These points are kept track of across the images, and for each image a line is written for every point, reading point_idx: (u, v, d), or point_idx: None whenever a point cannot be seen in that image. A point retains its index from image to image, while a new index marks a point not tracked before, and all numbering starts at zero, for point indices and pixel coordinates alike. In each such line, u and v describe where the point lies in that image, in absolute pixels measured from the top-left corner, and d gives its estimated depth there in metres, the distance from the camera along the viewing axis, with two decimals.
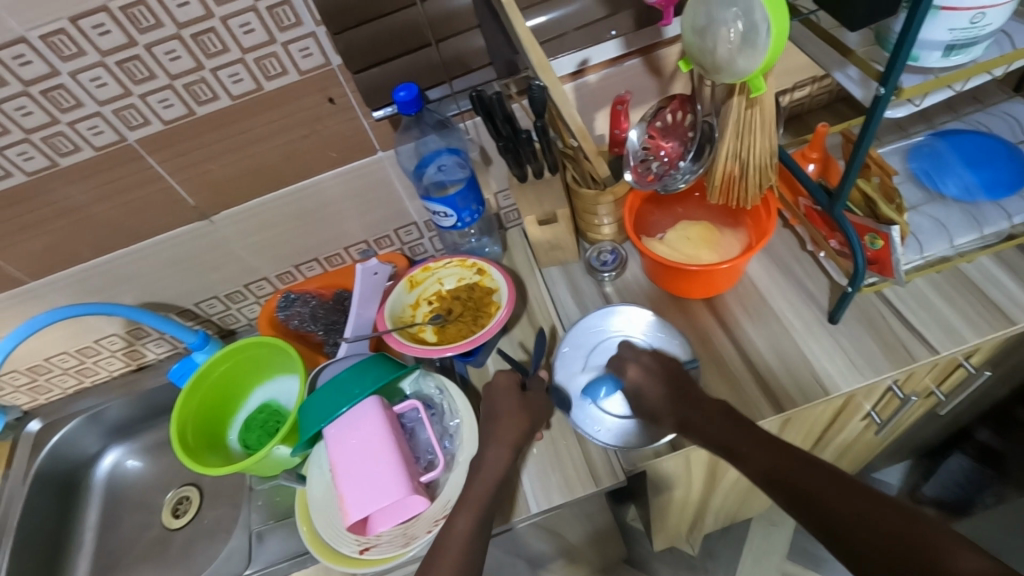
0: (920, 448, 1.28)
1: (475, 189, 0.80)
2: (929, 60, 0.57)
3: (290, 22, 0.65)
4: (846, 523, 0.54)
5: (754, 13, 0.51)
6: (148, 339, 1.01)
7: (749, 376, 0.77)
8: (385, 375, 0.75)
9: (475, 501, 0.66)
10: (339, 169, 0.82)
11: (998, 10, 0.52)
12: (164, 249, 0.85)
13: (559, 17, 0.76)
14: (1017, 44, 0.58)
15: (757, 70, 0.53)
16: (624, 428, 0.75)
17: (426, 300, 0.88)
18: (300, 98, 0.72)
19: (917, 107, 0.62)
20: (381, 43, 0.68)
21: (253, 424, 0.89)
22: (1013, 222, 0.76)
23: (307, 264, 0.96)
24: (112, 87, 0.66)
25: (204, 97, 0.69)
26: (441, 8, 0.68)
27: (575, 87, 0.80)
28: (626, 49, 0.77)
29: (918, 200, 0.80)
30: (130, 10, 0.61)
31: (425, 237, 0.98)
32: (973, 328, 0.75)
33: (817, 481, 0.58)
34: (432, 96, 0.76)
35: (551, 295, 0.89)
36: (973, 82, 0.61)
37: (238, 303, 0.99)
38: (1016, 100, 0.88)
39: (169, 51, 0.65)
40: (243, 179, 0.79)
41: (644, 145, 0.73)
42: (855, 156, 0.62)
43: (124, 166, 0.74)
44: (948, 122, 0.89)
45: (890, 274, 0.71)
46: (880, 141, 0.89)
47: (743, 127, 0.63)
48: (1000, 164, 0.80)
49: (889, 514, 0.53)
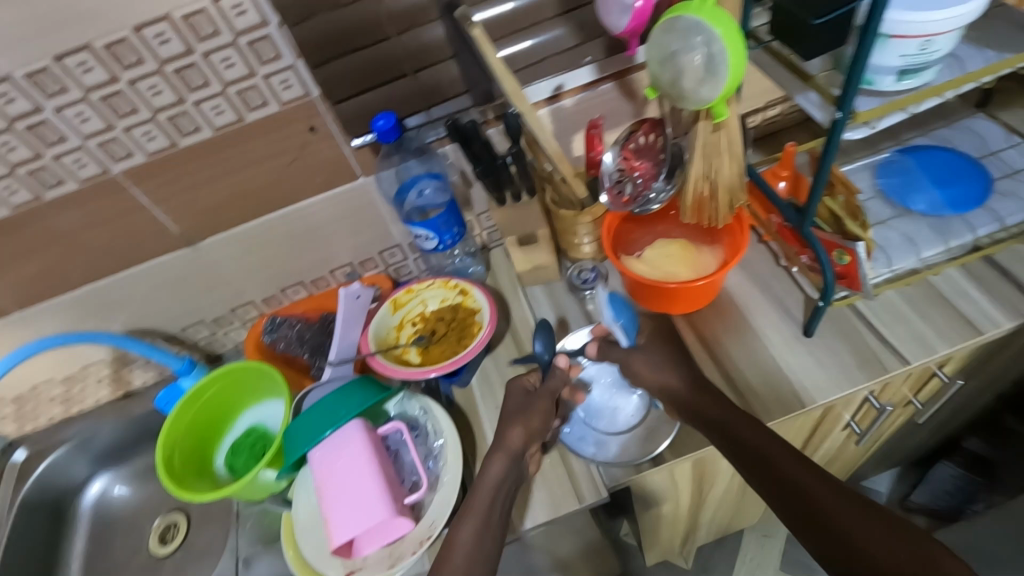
0: (910, 456, 1.30)
1: (456, 212, 0.83)
2: (883, 84, 0.59)
3: (270, 56, 0.67)
4: (850, 537, 0.54)
5: (712, 45, 0.53)
6: (135, 365, 1.01)
7: (728, 391, 0.78)
8: (369, 398, 0.76)
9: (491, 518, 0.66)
10: (323, 195, 0.83)
11: (945, 37, 0.55)
12: (151, 276, 0.86)
13: (542, 41, 0.80)
14: (969, 67, 0.60)
15: (719, 97, 0.56)
16: (607, 445, 0.77)
17: (410, 321, 0.89)
18: (282, 128, 0.74)
19: (872, 129, 0.65)
20: (362, 73, 0.73)
21: (240, 448, 0.90)
22: (977, 234, 0.79)
23: (293, 288, 0.97)
24: (95, 121, 0.68)
25: (187, 128, 0.71)
26: (415, 42, 0.72)
27: (551, 111, 0.81)
28: (599, 74, 0.79)
29: (888, 215, 0.82)
30: (114, 48, 0.62)
31: (409, 259, 1.00)
32: (944, 339, 0.77)
33: (824, 492, 0.58)
34: (411, 124, 0.78)
35: (534, 314, 0.90)
36: (927, 104, 0.64)
37: (225, 328, 1.00)
38: (980, 116, 0.91)
39: (151, 86, 0.66)
40: (228, 206, 0.81)
41: (618, 166, 0.75)
42: (819, 175, 0.64)
43: (109, 197, 0.75)
44: (915, 138, 0.91)
45: (858, 288, 0.73)
46: (850, 158, 0.91)
47: (712, 149, 0.66)
48: (963, 179, 0.83)
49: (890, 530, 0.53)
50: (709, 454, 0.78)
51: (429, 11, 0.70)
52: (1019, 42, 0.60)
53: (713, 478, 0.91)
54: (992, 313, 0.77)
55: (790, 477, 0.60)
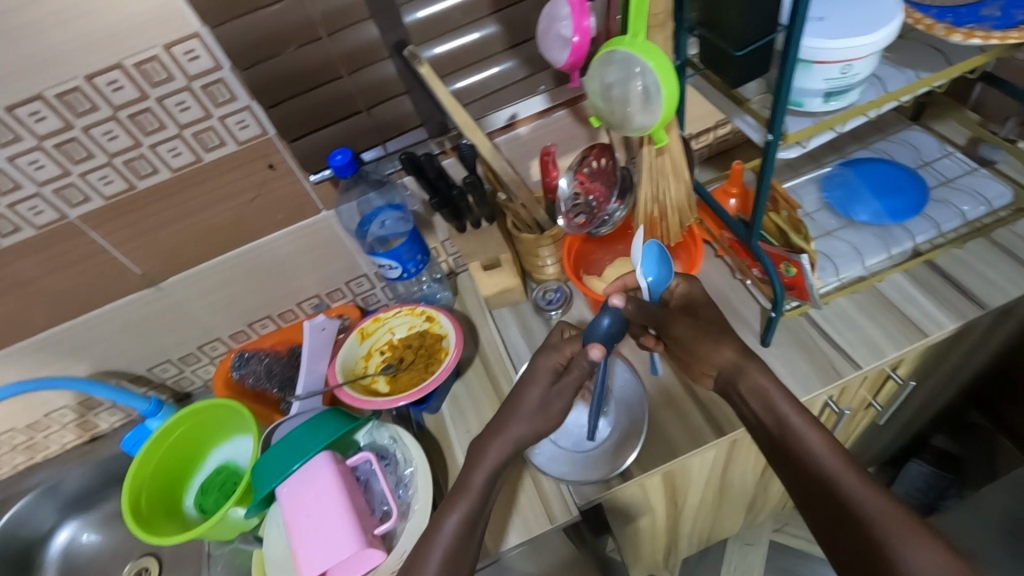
0: (882, 458, 1.32)
1: (419, 240, 0.84)
2: (812, 105, 0.62)
3: (225, 98, 0.68)
4: (844, 526, 0.55)
5: (648, 76, 0.56)
6: (101, 408, 1.00)
7: (691, 402, 0.80)
8: (338, 429, 0.76)
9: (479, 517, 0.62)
10: (287, 230, 0.84)
11: (863, 61, 0.58)
12: (114, 317, 0.86)
13: (510, 67, 0.79)
14: (889, 87, 0.63)
15: (660, 123, 0.58)
16: (577, 466, 0.78)
17: (378, 350, 0.90)
18: (240, 166, 0.75)
19: (805, 148, 0.70)
20: (317, 111, 0.73)
21: (211, 486, 0.89)
22: (917, 241, 0.83)
23: (260, 322, 0.97)
24: (51, 168, 0.68)
25: (144, 171, 0.72)
26: (370, 78, 0.73)
27: (507, 139, 0.84)
28: (552, 102, 0.82)
29: (834, 226, 0.86)
30: (66, 97, 0.63)
31: (377, 287, 1.01)
32: (892, 342, 0.80)
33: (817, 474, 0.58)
34: (368, 157, 0.79)
35: (502, 337, 0.90)
36: (853, 123, 0.68)
37: (193, 365, 0.99)
38: (916, 128, 0.96)
39: (106, 132, 0.67)
40: (190, 244, 0.81)
41: (574, 190, 0.77)
42: (760, 191, 0.67)
43: (67, 241, 0.75)
44: (857, 150, 0.95)
45: (807, 298, 0.76)
46: (798, 172, 0.95)
47: (658, 172, 0.69)
48: (902, 189, 0.87)
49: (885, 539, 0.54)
50: (678, 467, 0.79)
51: (381, 49, 0.71)
52: (933, 61, 0.64)
53: (685, 492, 0.91)
54: (935, 314, 0.81)
55: (786, 460, 0.61)
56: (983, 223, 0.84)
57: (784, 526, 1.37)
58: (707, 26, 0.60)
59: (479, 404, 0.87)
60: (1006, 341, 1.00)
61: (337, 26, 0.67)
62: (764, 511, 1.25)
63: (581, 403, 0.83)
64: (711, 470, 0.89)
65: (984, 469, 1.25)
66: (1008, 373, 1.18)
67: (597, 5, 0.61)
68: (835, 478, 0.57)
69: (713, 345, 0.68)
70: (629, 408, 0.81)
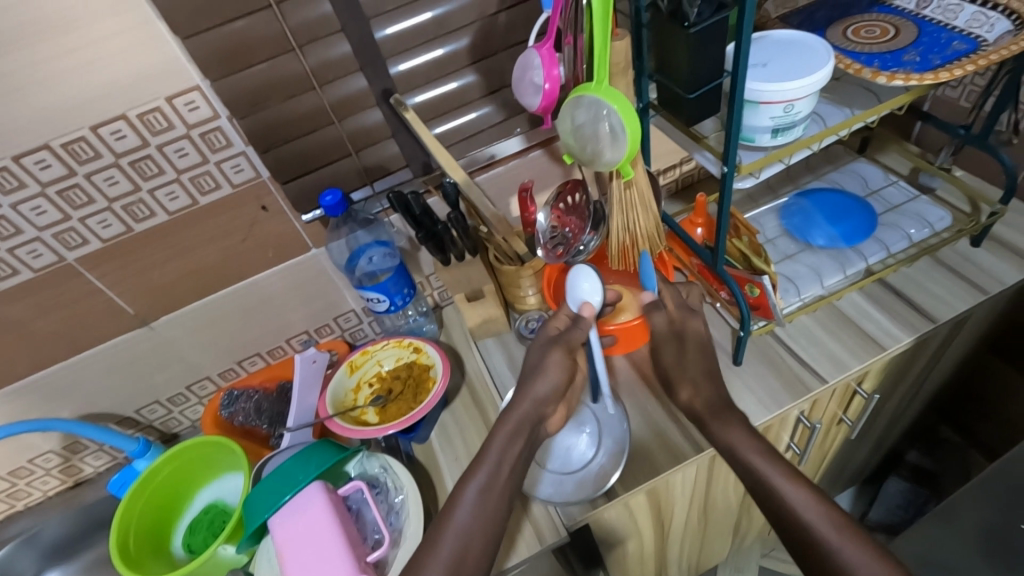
0: (861, 476, 1.37)
1: (405, 274, 0.89)
2: (762, 140, 0.68)
3: (221, 144, 0.73)
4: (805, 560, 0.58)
5: (613, 118, 0.62)
6: (86, 453, 0.99)
7: (669, 420, 0.84)
8: (328, 459, 0.78)
9: (490, 502, 0.64)
10: (277, 268, 0.88)
11: (803, 101, 0.64)
12: (104, 358, 0.87)
13: (488, 112, 0.84)
14: (829, 123, 0.71)
15: (625, 158, 0.65)
16: (569, 486, 0.80)
17: (367, 382, 0.92)
18: (234, 208, 0.79)
19: (757, 178, 0.77)
20: (306, 158, 0.77)
21: (199, 526, 0.89)
22: (869, 262, 0.89)
23: (249, 359, 0.99)
24: (52, 214, 0.71)
25: (141, 215, 0.75)
26: (358, 125, 0.78)
27: (488, 177, 0.91)
28: (528, 143, 0.90)
29: (794, 251, 0.93)
30: (70, 146, 0.67)
31: (364, 322, 1.04)
32: (854, 356, 0.85)
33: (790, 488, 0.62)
34: (357, 198, 0.84)
35: (487, 366, 0.94)
36: (799, 154, 0.75)
37: (181, 406, 1.00)
38: (862, 160, 1.04)
39: (107, 178, 0.71)
40: (182, 283, 0.84)
41: (551, 225, 0.84)
42: (721, 220, 0.73)
43: (63, 284, 0.77)
44: (810, 181, 1.03)
45: (772, 316, 0.81)
46: (758, 203, 1.02)
47: (627, 204, 0.76)
48: (852, 215, 0.94)
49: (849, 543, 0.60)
50: (661, 485, 0.82)
51: (368, 97, 0.76)
52: (865, 100, 0.73)
53: (670, 512, 0.93)
54: (890, 329, 0.86)
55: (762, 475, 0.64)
56: (928, 243, 0.90)
57: (772, 551, 1.38)
58: (663, 73, 0.67)
59: (465, 432, 0.89)
60: (961, 355, 1.07)
61: (327, 78, 0.72)
62: (751, 535, 1.27)
63: (569, 429, 0.84)
64: (694, 491, 0.91)
65: (960, 483, 1.28)
66: (970, 388, 1.24)
67: (566, 55, 0.66)
68: (802, 481, 0.62)
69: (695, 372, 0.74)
70: (612, 432, 0.83)
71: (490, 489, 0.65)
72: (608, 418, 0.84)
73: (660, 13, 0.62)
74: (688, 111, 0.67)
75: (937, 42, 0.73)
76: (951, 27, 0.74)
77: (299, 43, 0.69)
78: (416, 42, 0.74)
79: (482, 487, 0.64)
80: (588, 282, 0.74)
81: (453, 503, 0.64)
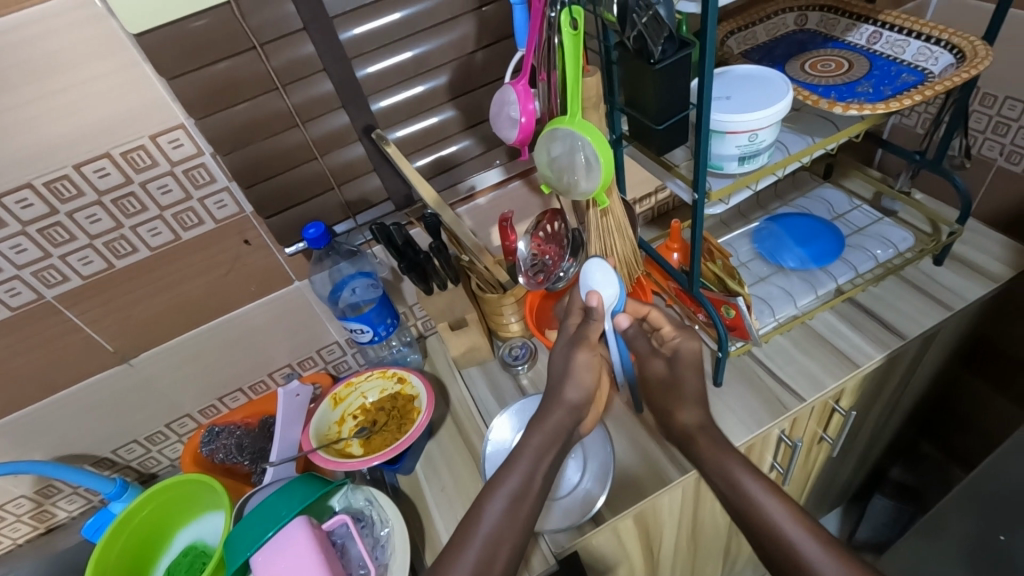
0: (846, 496, 1.38)
1: (388, 305, 0.90)
2: (730, 168, 0.72)
3: (205, 180, 0.75)
4: None
5: (587, 150, 0.65)
6: (60, 497, 0.96)
7: (653, 443, 0.85)
8: (312, 493, 0.77)
9: (519, 514, 0.64)
10: (259, 301, 0.88)
11: (766, 131, 0.68)
12: (82, 398, 0.85)
13: (467, 145, 0.87)
14: (792, 150, 0.75)
15: (600, 187, 0.68)
16: (559, 514, 0.79)
17: (351, 415, 0.92)
18: (217, 244, 0.80)
19: (727, 204, 0.80)
20: (289, 192, 0.79)
21: (177, 569, 0.86)
22: (838, 282, 0.92)
23: (231, 395, 0.98)
24: (32, 251, 0.71)
25: (123, 251, 0.75)
26: (339, 160, 0.80)
27: (468, 208, 0.93)
28: (506, 174, 0.92)
29: (767, 273, 0.96)
30: (53, 185, 0.68)
31: (347, 354, 1.04)
32: (830, 374, 0.87)
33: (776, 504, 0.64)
34: (340, 230, 0.86)
35: (472, 395, 0.94)
36: (765, 181, 0.79)
37: (160, 444, 0.98)
38: (827, 185, 1.09)
39: (90, 216, 0.71)
40: (163, 318, 0.83)
41: (531, 252, 0.85)
42: (694, 244, 0.76)
43: (41, 322, 0.76)
44: (779, 207, 1.07)
45: (748, 337, 0.84)
46: (730, 228, 1.05)
47: (604, 231, 0.79)
48: (820, 238, 0.97)
49: (836, 558, 0.61)
50: (648, 509, 0.82)
51: (351, 133, 0.78)
52: (825, 129, 0.77)
53: (660, 536, 0.93)
54: (862, 347, 0.89)
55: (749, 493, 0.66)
56: (894, 263, 0.94)
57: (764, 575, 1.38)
58: (633, 106, 0.70)
59: (451, 462, 0.89)
60: (933, 371, 1.10)
61: (311, 115, 0.75)
62: (741, 558, 1.27)
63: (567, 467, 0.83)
64: (682, 514, 0.91)
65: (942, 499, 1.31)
66: (947, 403, 1.27)
67: (540, 91, 0.69)
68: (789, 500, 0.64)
69: (683, 393, 0.76)
70: (600, 463, 0.83)
71: (521, 498, 0.65)
72: (595, 448, 0.84)
73: (627, 51, 0.65)
74: (658, 141, 0.70)
75: (887, 75, 0.78)
76: (900, 61, 0.79)
77: (283, 82, 0.71)
78: (397, 81, 0.77)
79: (512, 497, 0.65)
80: (601, 274, 0.73)
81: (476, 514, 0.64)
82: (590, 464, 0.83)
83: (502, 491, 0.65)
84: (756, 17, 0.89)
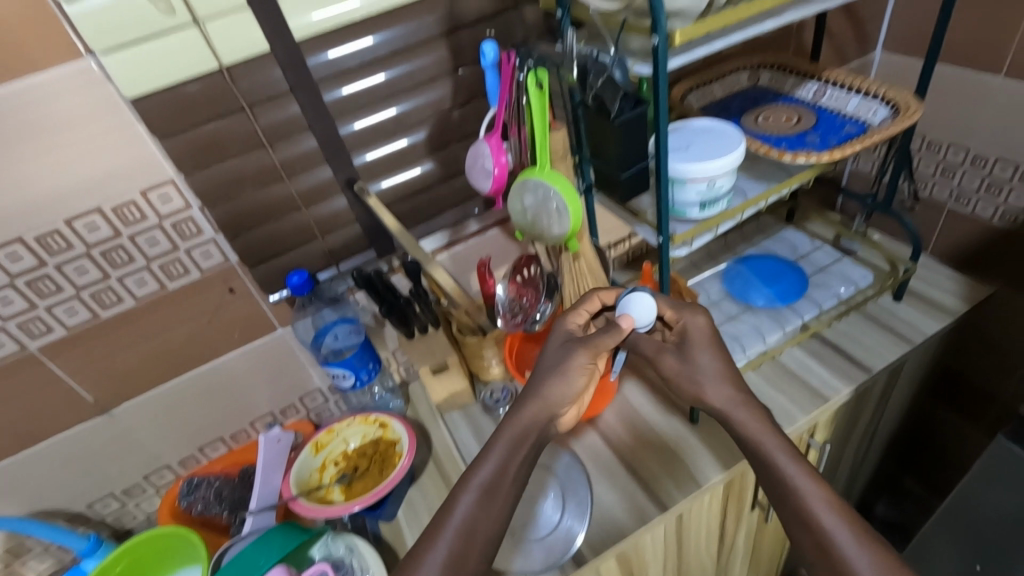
0: None
1: (370, 349, 0.92)
2: (692, 214, 0.76)
3: (192, 232, 0.77)
4: None
5: (555, 197, 0.70)
6: (29, 555, 0.93)
7: (634, 482, 0.86)
8: (290, 541, 0.77)
9: (495, 511, 0.63)
10: (241, 349, 0.89)
11: (723, 178, 0.73)
12: (59, 450, 0.85)
13: (446, 196, 0.91)
14: (749, 195, 0.81)
15: (571, 229, 0.73)
16: (540, 556, 0.79)
17: (332, 461, 0.92)
18: (202, 293, 0.82)
19: (690, 248, 0.84)
20: (274, 242, 0.82)
21: None
22: (804, 318, 0.97)
23: (211, 445, 0.97)
24: (17, 303, 0.72)
25: (109, 301, 0.77)
26: (324, 212, 0.83)
27: (450, 254, 0.96)
28: (483, 224, 0.97)
29: (736, 312, 1.00)
30: (44, 239, 0.70)
31: (329, 401, 1.05)
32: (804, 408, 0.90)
33: None
34: (323, 277, 0.88)
35: (454, 439, 0.93)
36: (726, 225, 0.84)
37: (136, 498, 0.97)
38: (791, 228, 1.14)
39: (78, 268, 0.73)
40: (146, 367, 0.84)
41: (509, 296, 0.88)
42: (663, 282, 0.80)
43: (23, 373, 0.77)
44: (746, 249, 1.12)
45: None
46: (700, 270, 1.10)
47: (576, 273, 0.85)
48: (785, 278, 1.02)
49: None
50: (631, 549, 0.82)
51: (334, 186, 0.82)
52: (778, 175, 0.83)
53: None
54: (832, 381, 0.92)
55: None
56: (856, 300, 0.98)
57: None
58: (598, 157, 0.75)
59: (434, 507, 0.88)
60: (904, 404, 1.13)
61: (296, 169, 0.79)
62: None
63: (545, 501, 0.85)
64: (666, 553, 0.91)
65: None
66: (925, 438, 1.30)
67: (512, 145, 0.74)
68: None
69: None
70: (580, 501, 0.83)
71: (492, 493, 0.63)
72: (570, 480, 0.86)
73: (589, 109, 0.71)
74: (622, 189, 0.75)
75: (833, 126, 0.84)
76: (843, 114, 0.86)
77: (270, 139, 0.75)
78: (379, 137, 0.82)
79: (482, 490, 0.63)
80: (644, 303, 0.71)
81: (449, 524, 0.62)
82: (570, 502, 0.84)
83: (471, 486, 0.63)
84: (712, 76, 0.96)
